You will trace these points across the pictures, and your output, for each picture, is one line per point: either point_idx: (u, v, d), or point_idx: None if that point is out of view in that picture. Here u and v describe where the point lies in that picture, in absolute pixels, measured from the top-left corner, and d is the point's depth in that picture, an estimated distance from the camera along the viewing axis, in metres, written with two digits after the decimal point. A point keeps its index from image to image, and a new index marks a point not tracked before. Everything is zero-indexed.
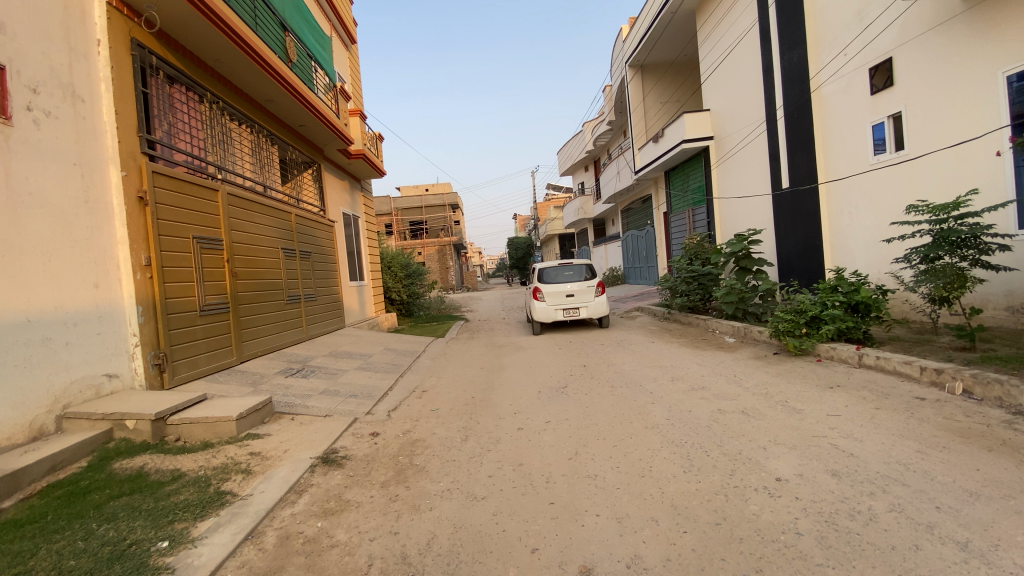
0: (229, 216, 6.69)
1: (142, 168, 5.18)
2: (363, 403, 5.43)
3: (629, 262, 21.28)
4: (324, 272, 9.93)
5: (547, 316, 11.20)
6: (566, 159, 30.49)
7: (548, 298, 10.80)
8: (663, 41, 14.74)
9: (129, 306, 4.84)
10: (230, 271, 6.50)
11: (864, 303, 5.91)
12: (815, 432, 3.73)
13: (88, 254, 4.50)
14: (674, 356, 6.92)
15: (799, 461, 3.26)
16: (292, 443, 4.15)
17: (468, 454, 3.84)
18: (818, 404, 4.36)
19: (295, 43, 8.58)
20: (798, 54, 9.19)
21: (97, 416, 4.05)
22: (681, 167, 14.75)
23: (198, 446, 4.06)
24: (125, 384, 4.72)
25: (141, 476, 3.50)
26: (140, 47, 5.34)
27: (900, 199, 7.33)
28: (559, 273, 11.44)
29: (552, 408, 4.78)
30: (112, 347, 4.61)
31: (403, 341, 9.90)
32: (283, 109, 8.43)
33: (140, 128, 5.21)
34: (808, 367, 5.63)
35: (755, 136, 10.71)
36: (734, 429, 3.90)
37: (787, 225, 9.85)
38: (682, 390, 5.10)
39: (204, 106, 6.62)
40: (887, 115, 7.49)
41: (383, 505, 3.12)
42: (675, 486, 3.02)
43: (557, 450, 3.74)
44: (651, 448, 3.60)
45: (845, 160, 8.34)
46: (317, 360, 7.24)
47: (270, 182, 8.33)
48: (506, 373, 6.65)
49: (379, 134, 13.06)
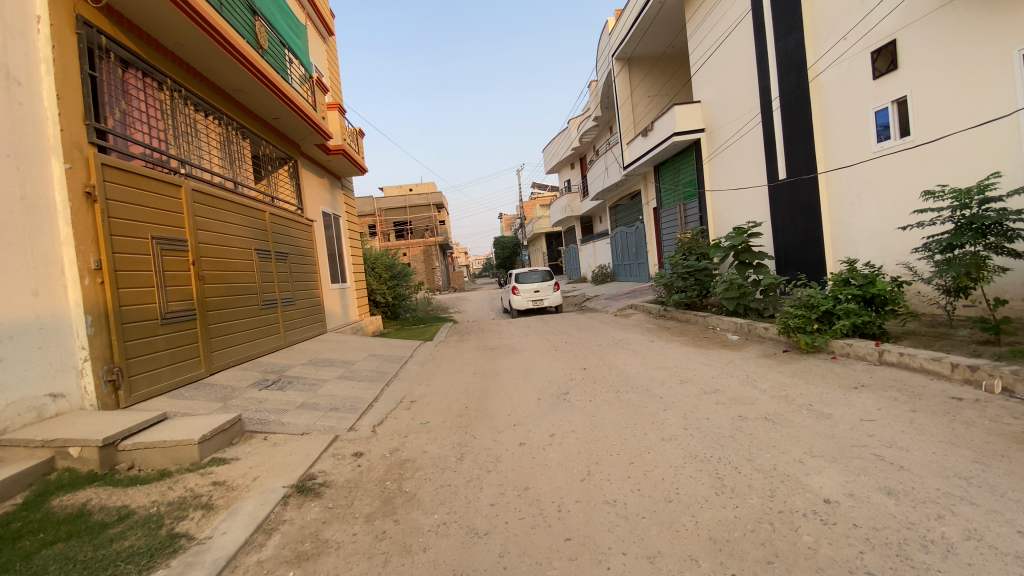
0: (195, 215, 6.12)
1: (90, 160, 4.57)
2: (345, 418, 4.93)
3: (618, 258, 20.95)
4: (303, 274, 9.36)
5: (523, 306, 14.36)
6: (552, 156, 30.26)
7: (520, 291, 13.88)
8: (651, 33, 14.38)
9: (77, 316, 4.27)
10: (196, 274, 5.93)
11: (881, 296, 5.55)
12: (854, 441, 3.35)
13: (25, 257, 3.91)
14: (679, 356, 6.52)
15: (845, 478, 2.86)
16: (263, 469, 3.64)
17: (465, 477, 3.37)
18: (848, 407, 3.99)
19: (266, 29, 7.99)
20: (794, 41, 8.91)
21: (37, 443, 3.48)
22: (671, 161, 14.46)
23: (153, 475, 3.52)
24: (73, 405, 4.14)
25: (83, 515, 2.93)
26: (87, 25, 4.75)
27: (908, 188, 7.05)
28: (529, 275, 14.68)
29: (556, 419, 4.33)
30: (56, 363, 4.04)
31: (390, 346, 9.35)
32: (254, 100, 7.85)
33: (87, 115, 4.62)
34: (824, 366, 5.27)
35: (749, 126, 10.40)
36: (762, 439, 3.50)
37: (785, 218, 9.54)
38: (694, 395, 4.70)
39: (164, 94, 6.03)
40: (892, 100, 7.19)
41: (368, 545, 2.65)
42: (710, 514, 2.60)
43: (567, 470, 3.29)
44: (674, 465, 3.18)
45: (846, 148, 8.04)
46: (295, 370, 6.71)
47: (241, 179, 7.75)
48: (501, 378, 6.20)
49: (359, 130, 12.50)
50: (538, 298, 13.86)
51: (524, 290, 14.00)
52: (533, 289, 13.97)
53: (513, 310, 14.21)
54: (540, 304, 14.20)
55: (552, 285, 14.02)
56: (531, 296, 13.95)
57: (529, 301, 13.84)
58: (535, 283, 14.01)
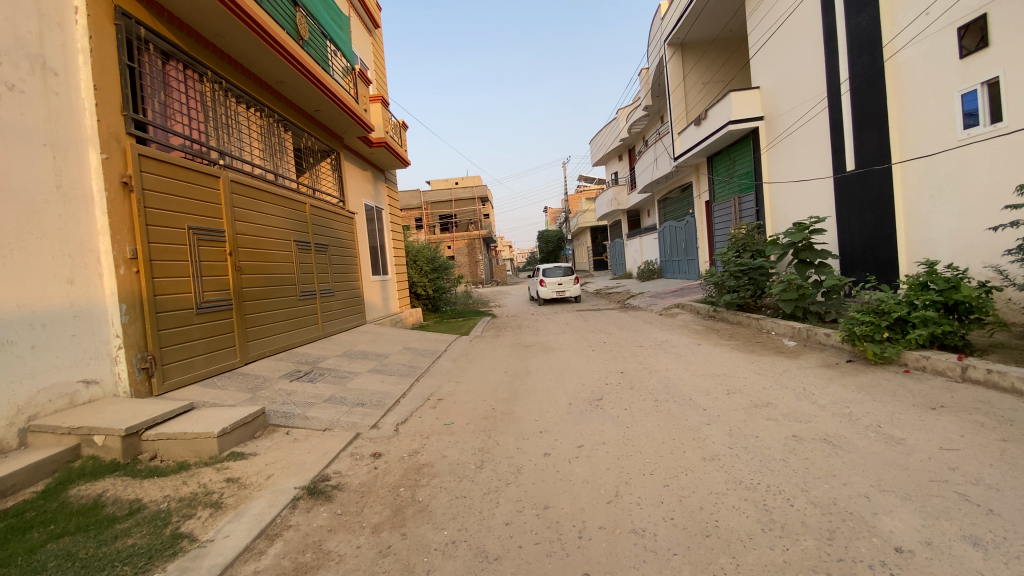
0: (232, 206, 6.17)
1: (127, 151, 4.64)
2: (369, 414, 4.80)
3: (666, 254, 20.13)
4: (343, 266, 9.41)
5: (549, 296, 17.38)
6: (599, 149, 29.55)
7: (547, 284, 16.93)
8: (705, 17, 13.59)
9: (112, 304, 4.33)
10: (233, 265, 5.98)
11: (965, 303, 4.87)
12: (931, 475, 2.87)
13: (60, 246, 3.99)
14: (726, 362, 6.04)
15: (922, 522, 2.42)
16: (277, 467, 3.53)
17: (482, 490, 3.12)
18: (924, 432, 3.46)
19: (306, 19, 7.98)
20: (867, 18, 8.07)
21: (63, 430, 3.51)
22: (725, 151, 13.65)
23: (171, 468, 3.48)
24: (106, 392, 4.21)
25: (95, 507, 2.91)
26: (126, 16, 4.82)
27: (1001, 180, 6.21)
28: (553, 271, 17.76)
29: (585, 428, 4.01)
30: (91, 350, 4.11)
31: (425, 339, 9.28)
32: (295, 92, 7.89)
33: (125, 106, 4.68)
34: (895, 381, 4.67)
35: (814, 113, 9.57)
36: (820, 466, 3.06)
37: (851, 213, 8.73)
38: (741, 408, 4.26)
39: (205, 86, 6.11)
40: (983, 81, 6.34)
41: (370, 561, 2.45)
42: (755, 556, 2.23)
43: (593, 488, 2.98)
44: (715, 492, 2.81)
45: (926, 136, 7.19)
46: (329, 361, 6.70)
47: (282, 171, 7.81)
48: (533, 378, 5.95)
49: (403, 122, 12.49)
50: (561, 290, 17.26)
51: (550, 283, 17.20)
52: (556, 282, 17.20)
53: (541, 299, 17.24)
54: (563, 294, 17.30)
55: (572, 278, 17.20)
56: (555, 287, 17.09)
57: (554, 291, 16.92)
58: (558, 278, 17.25)
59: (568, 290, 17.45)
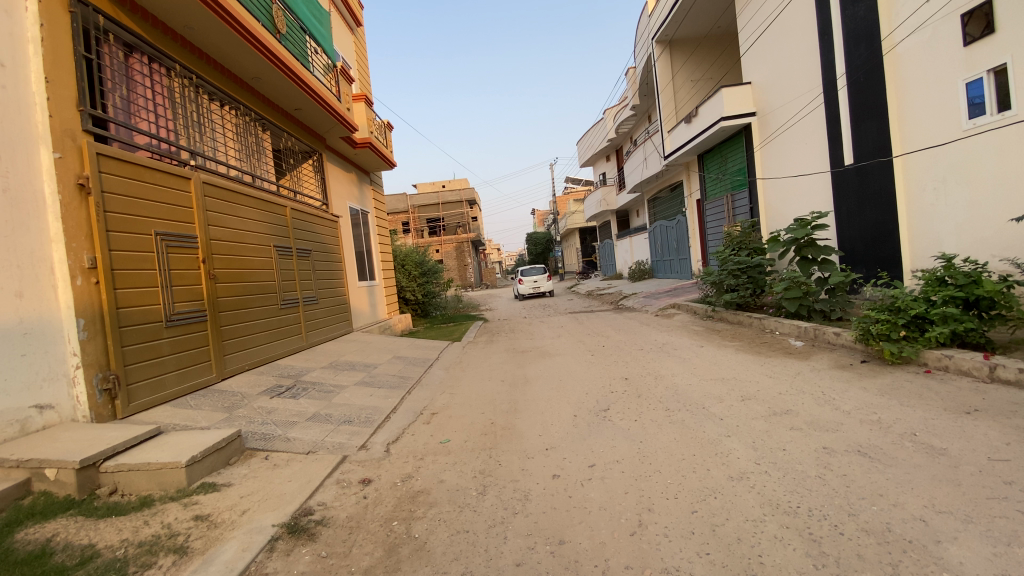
0: (206, 210, 5.74)
1: (84, 150, 4.21)
2: (357, 433, 4.42)
3: (658, 254, 19.92)
4: (327, 272, 9.00)
5: (527, 292, 20.47)
6: (587, 150, 29.40)
7: (525, 281, 20.16)
8: (694, 14, 13.40)
9: (68, 319, 3.90)
10: (207, 273, 5.56)
11: (987, 298, 4.63)
12: (987, 492, 2.57)
13: (7, 255, 3.56)
14: (735, 365, 5.76)
15: (994, 550, 2.11)
16: (254, 501, 3.13)
17: (487, 521, 2.77)
18: (966, 441, 3.18)
19: (284, 13, 7.57)
20: (864, 8, 7.89)
21: (11, 463, 3.08)
22: (716, 148, 13.47)
23: (133, 504, 3.06)
24: (63, 417, 3.77)
25: (43, 555, 2.49)
26: (82, 3, 4.40)
27: (1010, 170, 6.03)
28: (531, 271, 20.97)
29: (596, 444, 3.68)
30: (44, 371, 3.68)
31: (415, 346, 8.89)
32: (273, 89, 7.46)
33: (81, 100, 4.26)
34: (918, 383, 4.41)
35: (809, 107, 9.38)
36: (863, 485, 2.75)
37: (850, 208, 8.55)
38: (760, 416, 3.96)
39: (173, 81, 5.69)
40: (989, 68, 6.17)
41: None
42: None
43: (612, 517, 2.65)
44: (752, 519, 2.49)
45: (929, 128, 7.01)
46: (313, 374, 6.29)
47: (260, 173, 7.39)
48: (533, 387, 5.61)
49: (387, 123, 12.11)
50: (537, 287, 20.37)
51: (528, 281, 20.36)
52: (533, 280, 20.37)
53: (521, 294, 20.32)
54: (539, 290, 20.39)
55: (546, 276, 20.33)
56: (532, 284, 20.21)
57: (530, 288, 20.08)
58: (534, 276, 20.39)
59: (543, 287, 20.63)
